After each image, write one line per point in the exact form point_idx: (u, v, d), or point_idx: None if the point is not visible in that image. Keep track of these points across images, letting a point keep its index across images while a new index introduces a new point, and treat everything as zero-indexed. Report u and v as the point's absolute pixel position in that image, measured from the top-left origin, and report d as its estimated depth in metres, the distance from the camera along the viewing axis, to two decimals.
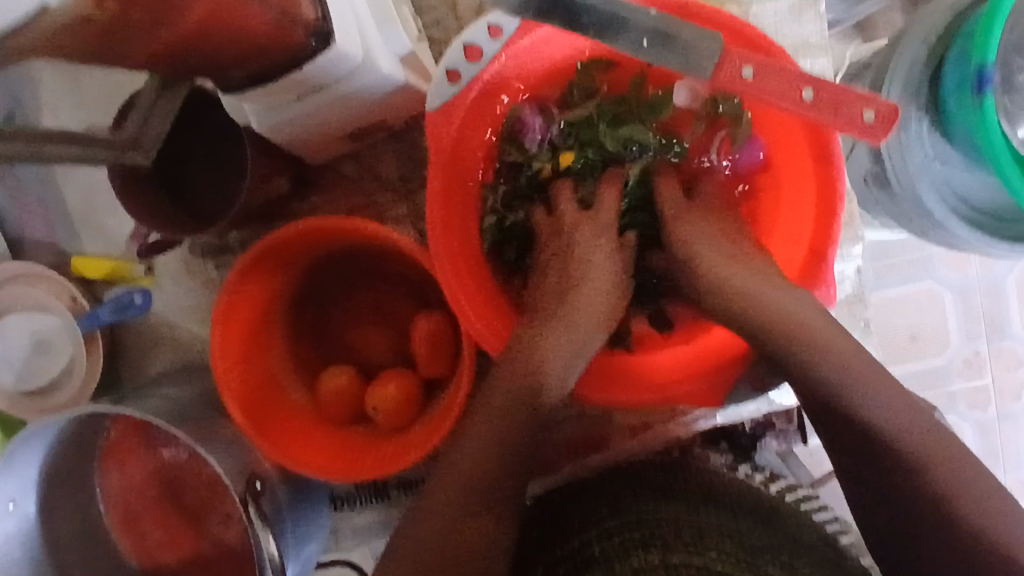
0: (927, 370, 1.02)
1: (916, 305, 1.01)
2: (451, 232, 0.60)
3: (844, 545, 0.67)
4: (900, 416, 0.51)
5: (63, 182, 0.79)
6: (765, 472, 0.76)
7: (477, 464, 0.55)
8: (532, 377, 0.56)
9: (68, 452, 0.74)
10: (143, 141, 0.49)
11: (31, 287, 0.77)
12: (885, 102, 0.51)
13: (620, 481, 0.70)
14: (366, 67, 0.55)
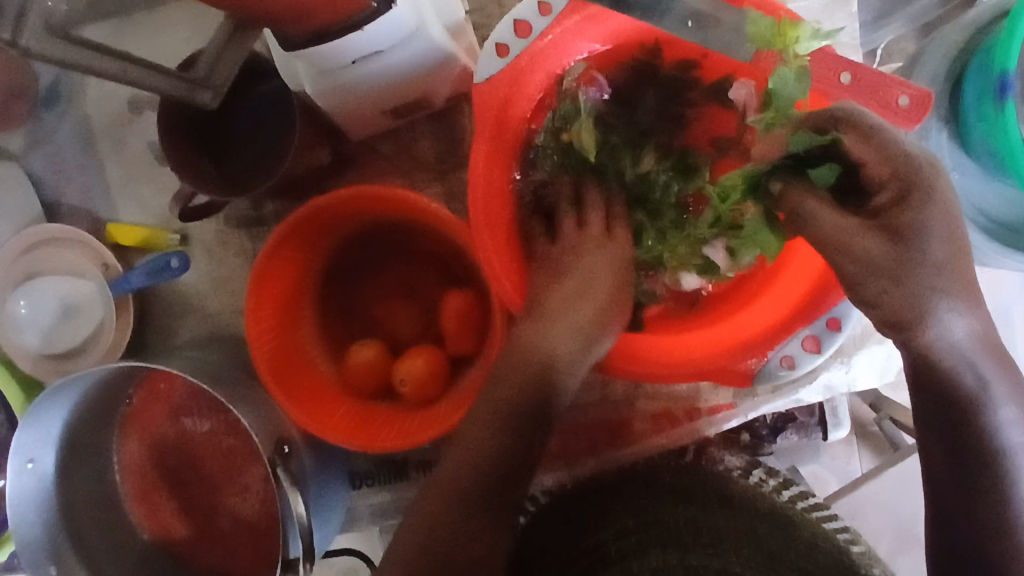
0: None
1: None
2: (490, 202, 0.61)
3: (857, 555, 0.62)
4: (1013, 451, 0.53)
5: (105, 151, 0.81)
6: (779, 477, 0.72)
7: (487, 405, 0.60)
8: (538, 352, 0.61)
9: (92, 416, 0.73)
10: (213, 79, 0.58)
11: (66, 251, 0.78)
12: (920, 87, 0.53)
13: (640, 475, 0.70)
14: (419, 35, 0.57)
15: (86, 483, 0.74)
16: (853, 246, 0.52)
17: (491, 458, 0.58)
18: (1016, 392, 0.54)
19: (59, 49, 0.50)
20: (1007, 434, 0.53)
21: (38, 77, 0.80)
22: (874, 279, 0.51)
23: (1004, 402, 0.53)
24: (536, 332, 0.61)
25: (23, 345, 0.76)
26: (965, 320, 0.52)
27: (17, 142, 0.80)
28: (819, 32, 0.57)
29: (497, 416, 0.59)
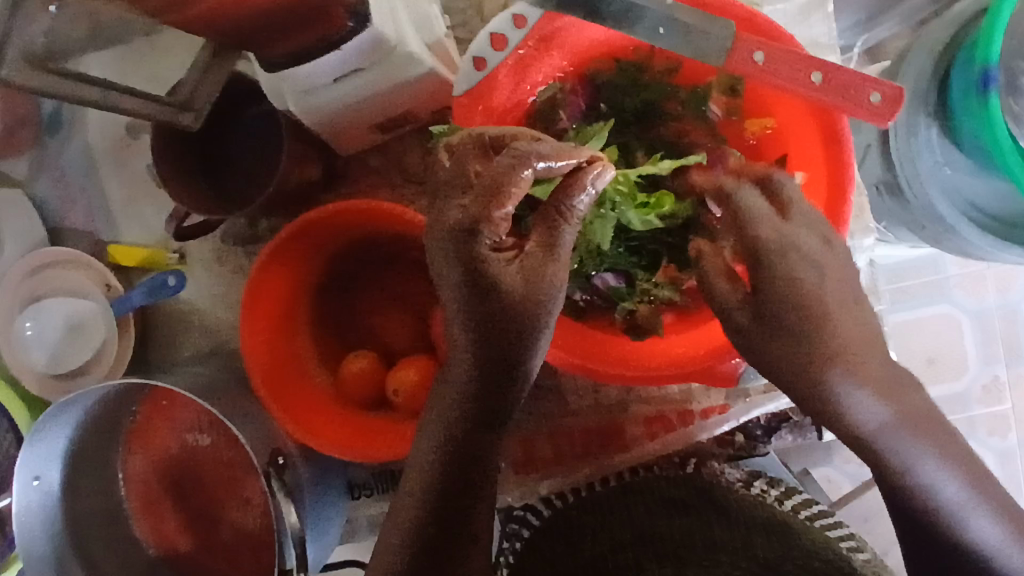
0: (947, 395, 1.09)
1: (931, 331, 1.09)
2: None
3: (861, 564, 0.60)
4: (962, 511, 0.50)
5: (105, 173, 0.84)
6: (781, 487, 0.72)
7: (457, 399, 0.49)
8: (506, 313, 0.45)
9: (94, 432, 0.74)
10: (193, 105, 0.61)
11: (69, 273, 0.80)
12: (891, 84, 0.53)
13: (637, 488, 0.70)
14: (399, 50, 0.59)
15: (91, 498, 0.76)
16: (810, 265, 0.49)
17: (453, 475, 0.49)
18: (936, 440, 0.51)
19: (46, 80, 0.53)
20: (940, 492, 0.50)
21: (41, 105, 0.83)
22: (815, 305, 0.49)
23: (925, 456, 0.50)
24: (504, 310, 0.45)
25: (27, 364, 0.78)
26: (872, 390, 0.49)
27: (22, 168, 0.83)
28: (789, 32, 0.57)
29: (452, 425, 0.49)
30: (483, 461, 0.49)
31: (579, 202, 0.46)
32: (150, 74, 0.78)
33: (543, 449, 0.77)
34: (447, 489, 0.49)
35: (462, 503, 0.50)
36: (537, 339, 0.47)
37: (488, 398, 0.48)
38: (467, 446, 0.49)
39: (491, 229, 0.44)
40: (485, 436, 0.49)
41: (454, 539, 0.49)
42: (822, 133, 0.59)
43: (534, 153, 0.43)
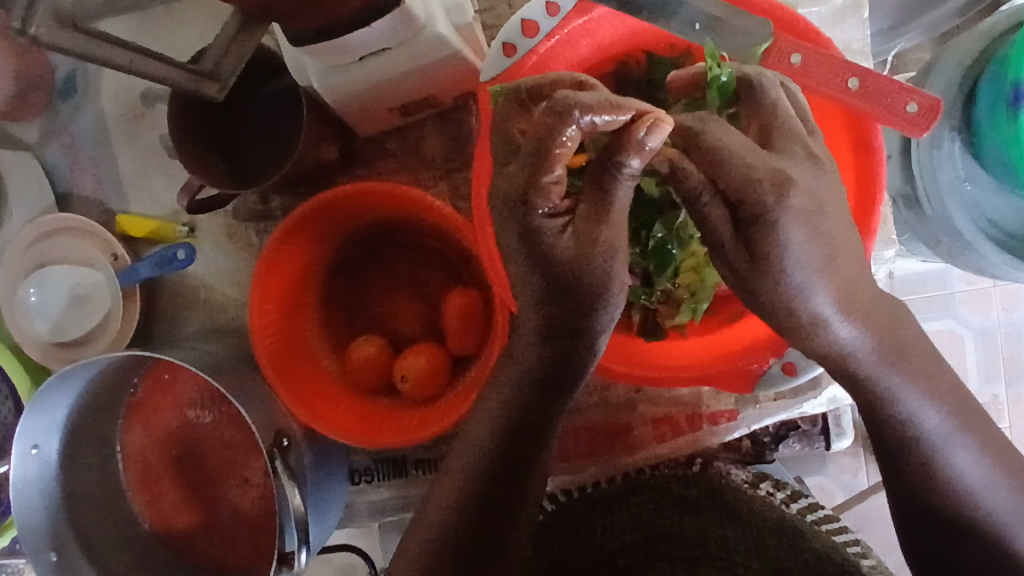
0: None
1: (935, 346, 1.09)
2: (485, 192, 0.60)
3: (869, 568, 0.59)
4: (949, 443, 0.55)
5: (116, 140, 0.82)
6: (787, 491, 0.73)
7: (519, 382, 0.55)
8: (566, 283, 0.49)
9: (95, 405, 0.73)
10: (221, 74, 0.57)
11: (77, 241, 0.79)
12: (928, 94, 0.53)
13: (643, 485, 0.70)
14: (429, 30, 0.57)
15: (90, 470, 0.75)
16: (802, 218, 0.47)
17: (512, 437, 0.56)
18: (922, 372, 0.55)
19: (72, 39, 0.50)
20: (926, 424, 0.54)
21: (55, 69, 0.82)
22: (804, 253, 0.48)
23: (910, 390, 0.54)
24: (565, 276, 0.49)
25: (31, 333, 0.77)
26: (862, 321, 0.52)
27: (34, 133, 0.82)
28: (827, 36, 0.56)
29: (515, 396, 0.55)
30: (542, 428, 0.57)
31: (631, 164, 0.45)
32: (166, 42, 0.76)
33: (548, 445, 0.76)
34: (506, 450, 0.56)
35: (518, 465, 0.56)
36: (598, 321, 0.52)
37: (548, 376, 0.54)
38: (528, 415, 0.56)
39: (542, 196, 0.46)
40: (543, 407, 0.55)
41: (503, 498, 0.56)
42: (853, 141, 0.58)
43: (578, 105, 0.43)
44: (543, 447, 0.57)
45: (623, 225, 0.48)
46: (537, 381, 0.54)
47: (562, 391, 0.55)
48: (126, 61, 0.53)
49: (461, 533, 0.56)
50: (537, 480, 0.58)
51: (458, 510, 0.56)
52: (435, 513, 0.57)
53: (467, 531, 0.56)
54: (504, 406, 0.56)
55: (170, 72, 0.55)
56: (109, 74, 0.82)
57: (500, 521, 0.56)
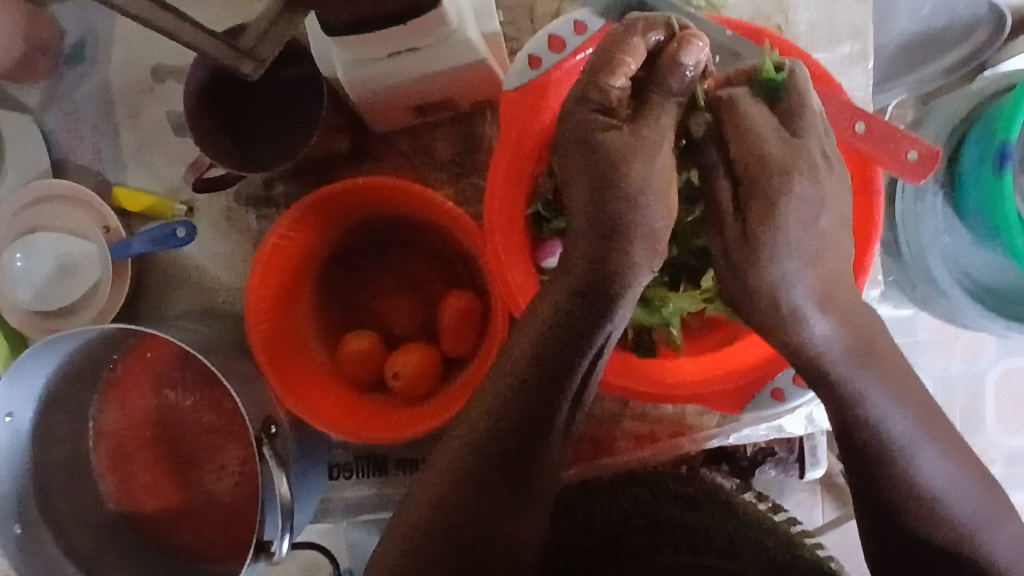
0: None
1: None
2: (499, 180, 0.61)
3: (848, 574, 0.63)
4: (913, 445, 0.56)
5: (120, 111, 0.81)
6: (767, 501, 0.73)
7: (558, 308, 0.55)
8: (613, 190, 0.53)
9: (73, 376, 0.71)
10: (259, 54, 0.55)
11: (68, 209, 0.77)
12: (928, 144, 0.55)
13: (642, 472, 0.72)
14: (458, 34, 0.58)
15: (61, 444, 0.73)
16: (806, 202, 0.52)
17: (538, 365, 0.56)
18: (891, 374, 0.57)
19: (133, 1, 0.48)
20: (892, 428, 0.56)
21: (64, 35, 0.81)
22: (802, 244, 0.52)
23: (878, 390, 0.56)
24: (614, 180, 0.53)
25: (11, 298, 0.75)
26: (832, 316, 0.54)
27: (36, 97, 0.81)
28: (838, 80, 0.59)
29: (553, 325, 0.55)
30: (574, 351, 0.55)
31: (673, 83, 0.52)
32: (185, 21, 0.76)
33: None
34: (537, 382, 0.56)
35: (546, 392, 0.56)
36: (637, 225, 0.53)
37: (589, 298, 0.55)
38: (563, 339, 0.55)
39: (604, 97, 0.52)
40: (573, 327, 0.55)
41: (529, 432, 0.57)
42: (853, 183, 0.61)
43: (642, 23, 0.52)
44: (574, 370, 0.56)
45: (667, 139, 0.53)
46: (578, 306, 0.55)
47: (596, 318, 0.55)
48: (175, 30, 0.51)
49: (485, 465, 0.57)
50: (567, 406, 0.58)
51: (484, 442, 0.57)
52: (456, 447, 0.58)
53: (492, 458, 0.57)
54: (540, 337, 0.55)
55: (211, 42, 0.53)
56: (120, 45, 0.81)
57: (527, 450, 0.57)
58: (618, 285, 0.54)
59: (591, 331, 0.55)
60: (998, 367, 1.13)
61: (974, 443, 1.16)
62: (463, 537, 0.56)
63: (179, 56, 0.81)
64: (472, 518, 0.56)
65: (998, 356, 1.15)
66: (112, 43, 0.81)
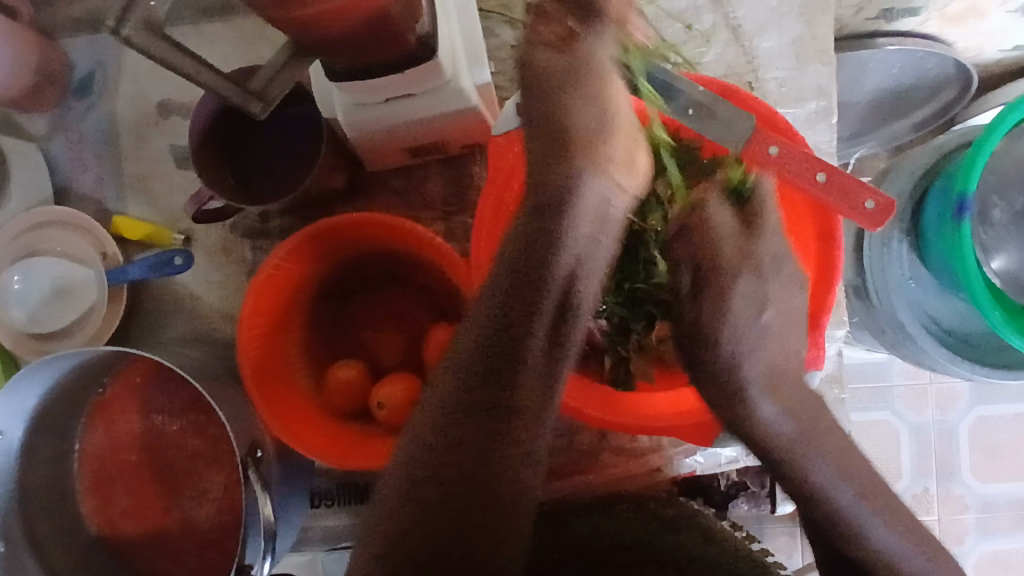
0: None
1: (874, 438, 1.18)
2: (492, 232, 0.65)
3: None
4: None
5: (125, 143, 0.84)
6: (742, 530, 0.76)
7: (515, 248, 0.62)
8: (557, 133, 0.62)
9: (63, 397, 0.72)
10: (267, 95, 0.59)
11: (68, 235, 0.80)
12: (885, 195, 0.60)
13: (623, 498, 0.74)
14: (452, 84, 0.63)
15: (45, 465, 0.74)
16: (748, 298, 0.69)
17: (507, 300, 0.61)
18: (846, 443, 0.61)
19: (161, 46, 0.54)
20: None
21: (74, 69, 0.85)
22: (749, 327, 0.69)
23: (822, 463, 0.67)
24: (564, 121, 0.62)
25: (6, 319, 0.77)
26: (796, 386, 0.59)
27: (43, 126, 0.84)
28: (802, 135, 0.64)
29: (508, 269, 0.62)
30: (540, 287, 0.62)
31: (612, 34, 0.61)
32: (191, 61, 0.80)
33: None
34: (499, 323, 0.61)
35: (517, 330, 0.61)
36: (580, 139, 0.62)
37: (540, 237, 0.62)
38: (522, 277, 0.62)
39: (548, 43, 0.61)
40: (536, 266, 0.62)
41: (499, 373, 0.61)
42: (818, 231, 0.65)
43: None
44: (542, 304, 0.62)
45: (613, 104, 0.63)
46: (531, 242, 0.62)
47: (547, 253, 0.62)
48: (192, 72, 0.56)
49: (468, 404, 0.61)
50: (540, 340, 0.62)
51: (458, 391, 0.61)
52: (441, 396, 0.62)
53: (471, 410, 0.61)
54: (498, 282, 0.62)
55: (221, 83, 0.58)
56: (128, 80, 0.85)
57: (507, 386, 0.61)
58: (572, 241, 0.63)
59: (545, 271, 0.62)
60: (969, 415, 1.16)
61: (949, 491, 1.18)
62: (454, 479, 0.59)
63: (184, 92, 0.85)
64: (461, 456, 0.60)
65: (969, 404, 1.19)
66: (120, 79, 0.84)
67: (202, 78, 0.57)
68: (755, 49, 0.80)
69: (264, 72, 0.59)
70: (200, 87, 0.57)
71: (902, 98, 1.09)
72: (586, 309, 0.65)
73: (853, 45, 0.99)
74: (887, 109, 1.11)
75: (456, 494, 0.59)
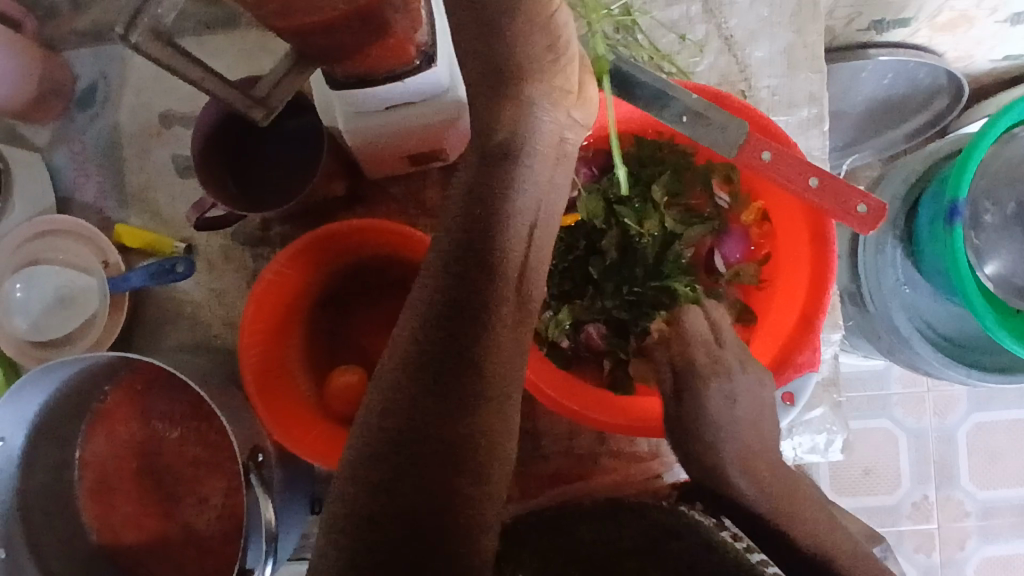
0: (879, 506, 1.18)
1: (874, 446, 1.18)
2: None
3: None
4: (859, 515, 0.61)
5: (127, 153, 0.86)
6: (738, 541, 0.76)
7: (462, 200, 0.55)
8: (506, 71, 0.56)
9: (63, 406, 0.72)
10: (270, 102, 0.61)
11: (71, 244, 0.80)
12: (875, 198, 0.62)
13: (625, 506, 0.71)
14: (450, 93, 0.64)
15: (46, 473, 0.74)
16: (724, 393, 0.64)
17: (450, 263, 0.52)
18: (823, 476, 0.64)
19: (168, 54, 0.55)
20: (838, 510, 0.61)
21: (76, 81, 0.86)
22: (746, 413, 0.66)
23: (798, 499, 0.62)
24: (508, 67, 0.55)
25: (8, 328, 0.78)
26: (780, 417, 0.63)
27: (45, 138, 0.86)
28: (794, 140, 0.65)
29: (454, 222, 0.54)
30: (490, 242, 0.53)
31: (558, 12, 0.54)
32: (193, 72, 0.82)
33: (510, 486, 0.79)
34: (446, 281, 0.51)
35: (470, 288, 0.51)
36: (530, 62, 0.55)
37: (485, 185, 0.54)
38: (469, 231, 0.53)
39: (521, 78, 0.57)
40: (482, 223, 0.53)
41: (453, 342, 0.49)
42: (811, 234, 0.67)
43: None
44: (501, 255, 0.53)
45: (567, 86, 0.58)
46: (476, 192, 0.54)
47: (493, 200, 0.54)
48: (198, 78, 0.58)
49: (413, 383, 0.48)
50: (503, 296, 0.52)
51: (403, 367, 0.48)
52: (387, 377, 0.50)
53: (418, 390, 0.47)
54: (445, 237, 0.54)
55: (226, 90, 0.59)
56: (130, 92, 0.86)
57: (460, 354, 0.49)
58: (520, 190, 0.55)
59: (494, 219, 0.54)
60: (968, 421, 1.17)
61: (949, 498, 1.18)
62: (397, 466, 0.45)
63: (186, 103, 0.86)
64: (409, 447, 0.46)
65: (967, 410, 1.19)
66: (122, 90, 0.86)
67: (207, 83, 0.58)
68: (748, 58, 0.82)
69: (268, 79, 0.60)
70: (205, 93, 0.59)
71: (893, 107, 1.11)
72: (546, 263, 0.58)
73: (845, 55, 1.01)
74: (879, 118, 1.13)
75: (397, 508, 0.43)
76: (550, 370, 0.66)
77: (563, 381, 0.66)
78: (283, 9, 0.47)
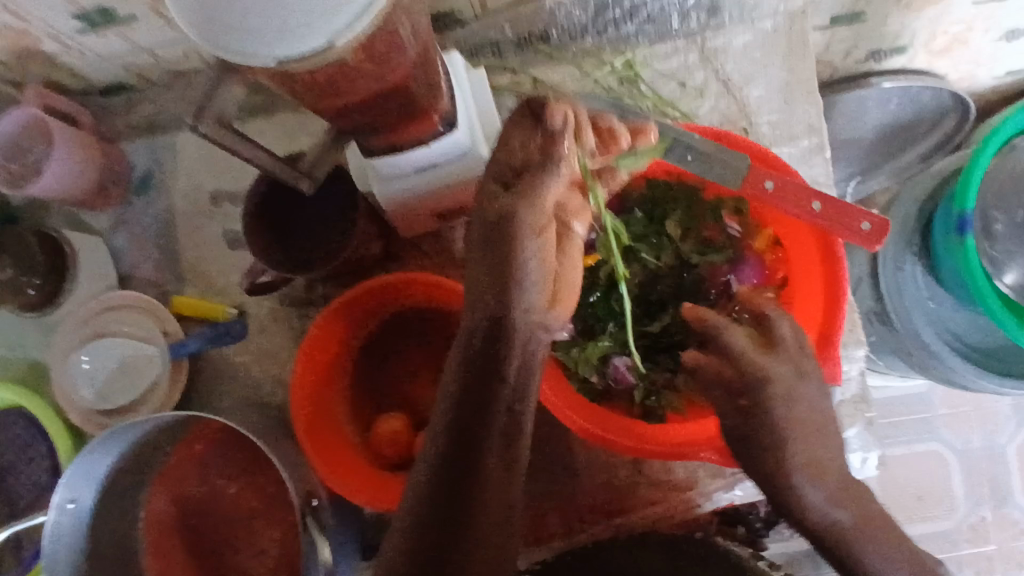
0: (936, 532, 1.15)
1: (922, 469, 1.16)
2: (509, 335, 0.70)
3: None
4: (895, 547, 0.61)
5: (181, 231, 0.94)
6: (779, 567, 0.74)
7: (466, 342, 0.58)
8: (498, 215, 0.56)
9: (130, 467, 0.77)
10: (311, 173, 0.68)
11: (131, 315, 0.87)
12: (878, 216, 0.65)
13: (654, 539, 0.73)
14: (472, 153, 0.70)
15: (114, 532, 0.78)
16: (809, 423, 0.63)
17: (464, 390, 0.56)
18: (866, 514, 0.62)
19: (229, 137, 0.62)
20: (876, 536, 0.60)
21: (134, 170, 0.95)
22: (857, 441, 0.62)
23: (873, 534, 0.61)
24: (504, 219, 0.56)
25: (76, 397, 0.85)
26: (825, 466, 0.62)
27: (107, 222, 0.94)
28: (795, 169, 0.69)
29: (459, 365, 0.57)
30: (496, 371, 0.57)
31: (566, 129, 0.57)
32: None
33: (552, 522, 0.81)
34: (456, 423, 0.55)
35: (473, 430, 0.55)
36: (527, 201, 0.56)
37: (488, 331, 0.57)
38: (475, 373, 0.57)
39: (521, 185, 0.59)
40: (488, 355, 0.57)
41: (460, 481, 0.54)
42: (821, 254, 0.70)
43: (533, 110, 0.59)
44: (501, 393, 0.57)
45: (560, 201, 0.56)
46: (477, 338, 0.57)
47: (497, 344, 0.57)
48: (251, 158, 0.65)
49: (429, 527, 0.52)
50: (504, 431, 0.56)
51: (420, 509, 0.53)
52: (409, 497, 0.55)
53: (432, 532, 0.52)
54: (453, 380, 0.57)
55: (275, 166, 0.66)
56: (182, 176, 0.95)
57: (469, 483, 0.54)
58: (521, 318, 0.58)
59: (494, 362, 0.57)
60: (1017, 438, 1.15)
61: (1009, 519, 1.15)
62: None
63: (232, 182, 0.94)
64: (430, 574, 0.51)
65: (1016, 426, 1.17)
66: (175, 175, 0.95)
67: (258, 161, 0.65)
68: (746, 98, 0.87)
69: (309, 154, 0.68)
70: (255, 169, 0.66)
71: (900, 130, 1.15)
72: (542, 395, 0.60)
73: (846, 87, 1.06)
74: (887, 142, 1.17)
75: None
76: (585, 406, 0.70)
77: (594, 411, 0.70)
78: (322, 91, 0.54)
